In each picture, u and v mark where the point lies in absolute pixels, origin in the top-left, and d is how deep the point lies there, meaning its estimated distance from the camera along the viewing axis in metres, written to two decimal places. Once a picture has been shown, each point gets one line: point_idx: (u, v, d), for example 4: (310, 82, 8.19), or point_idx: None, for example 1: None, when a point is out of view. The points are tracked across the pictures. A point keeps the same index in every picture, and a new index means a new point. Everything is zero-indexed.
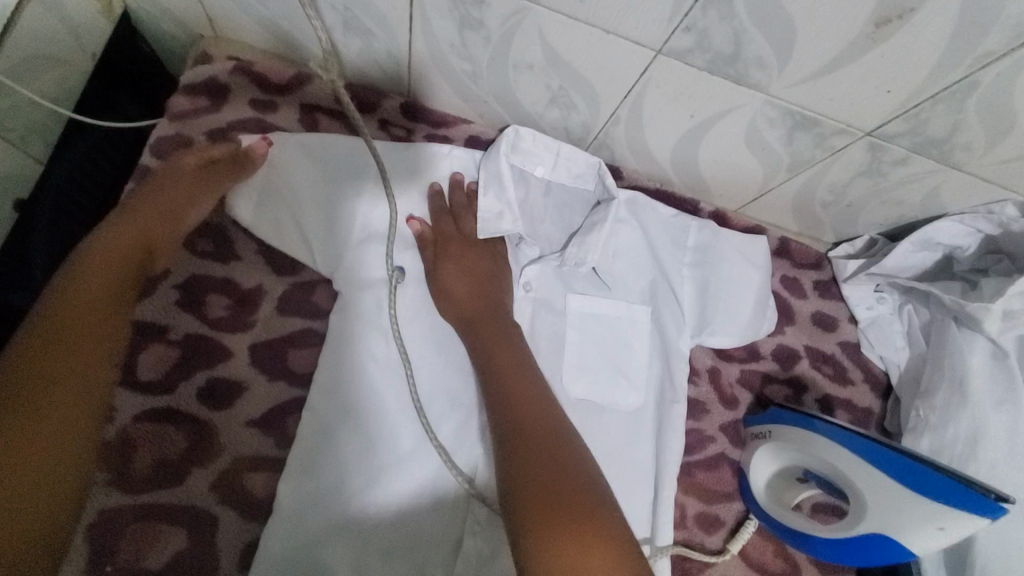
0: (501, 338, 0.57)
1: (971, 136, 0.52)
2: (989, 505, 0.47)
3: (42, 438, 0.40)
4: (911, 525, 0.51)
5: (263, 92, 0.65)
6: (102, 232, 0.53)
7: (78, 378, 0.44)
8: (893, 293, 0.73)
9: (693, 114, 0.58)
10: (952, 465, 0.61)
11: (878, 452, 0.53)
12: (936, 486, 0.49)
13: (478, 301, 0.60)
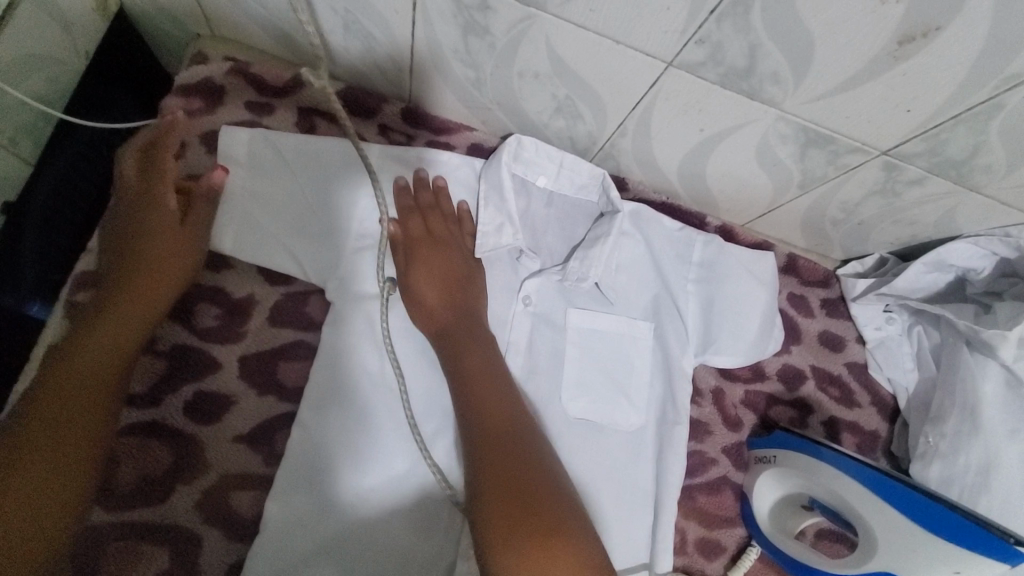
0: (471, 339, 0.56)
1: (992, 158, 0.50)
2: (1010, 551, 0.45)
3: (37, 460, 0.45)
4: (925, 567, 0.49)
5: (259, 94, 0.63)
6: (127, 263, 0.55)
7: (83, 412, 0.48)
8: (903, 314, 0.71)
9: (703, 128, 0.56)
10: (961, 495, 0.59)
11: (890, 486, 0.51)
12: (949, 526, 0.48)
13: (450, 310, 0.58)
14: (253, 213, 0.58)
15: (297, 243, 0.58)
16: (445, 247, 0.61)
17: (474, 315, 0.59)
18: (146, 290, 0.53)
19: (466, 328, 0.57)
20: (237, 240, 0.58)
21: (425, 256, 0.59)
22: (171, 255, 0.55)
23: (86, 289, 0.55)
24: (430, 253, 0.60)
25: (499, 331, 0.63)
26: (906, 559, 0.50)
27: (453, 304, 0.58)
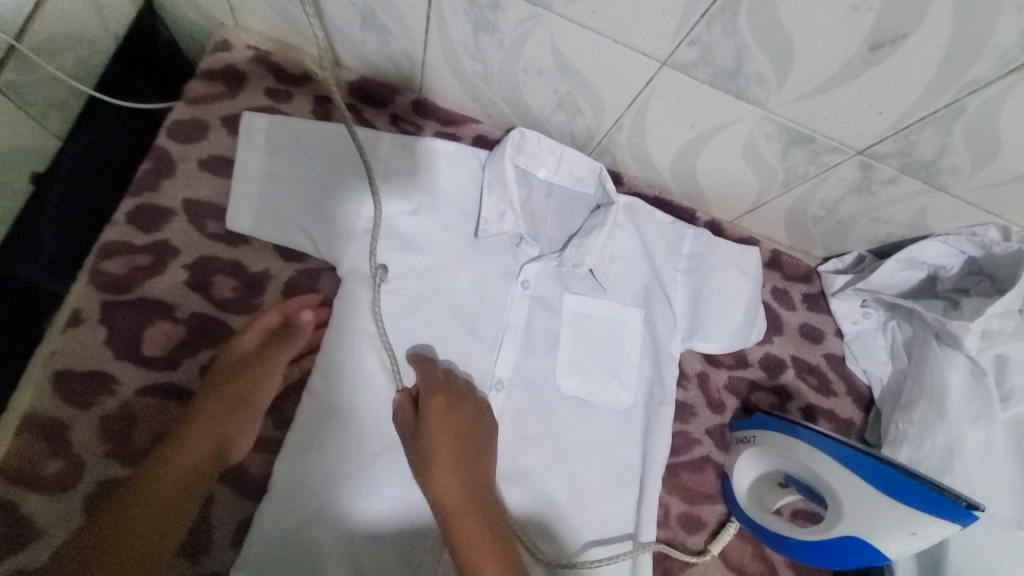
0: (453, 425, 0.56)
1: (957, 160, 0.54)
2: (963, 512, 0.49)
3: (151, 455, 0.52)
4: (884, 528, 0.53)
5: (278, 82, 0.67)
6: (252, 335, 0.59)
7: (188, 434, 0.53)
8: (879, 309, 0.75)
9: (695, 125, 0.60)
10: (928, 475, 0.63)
11: (857, 459, 0.56)
12: (909, 492, 0.52)
13: (464, 490, 0.53)
14: (265, 192, 0.61)
15: (309, 222, 0.61)
16: (460, 405, 0.58)
17: (485, 484, 0.54)
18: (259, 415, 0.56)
19: (476, 494, 0.53)
20: (247, 215, 0.60)
21: (444, 450, 0.54)
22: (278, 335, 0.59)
23: (111, 257, 0.57)
24: (446, 406, 0.56)
25: (498, 313, 0.66)
26: (869, 522, 0.54)
27: (472, 487, 0.53)
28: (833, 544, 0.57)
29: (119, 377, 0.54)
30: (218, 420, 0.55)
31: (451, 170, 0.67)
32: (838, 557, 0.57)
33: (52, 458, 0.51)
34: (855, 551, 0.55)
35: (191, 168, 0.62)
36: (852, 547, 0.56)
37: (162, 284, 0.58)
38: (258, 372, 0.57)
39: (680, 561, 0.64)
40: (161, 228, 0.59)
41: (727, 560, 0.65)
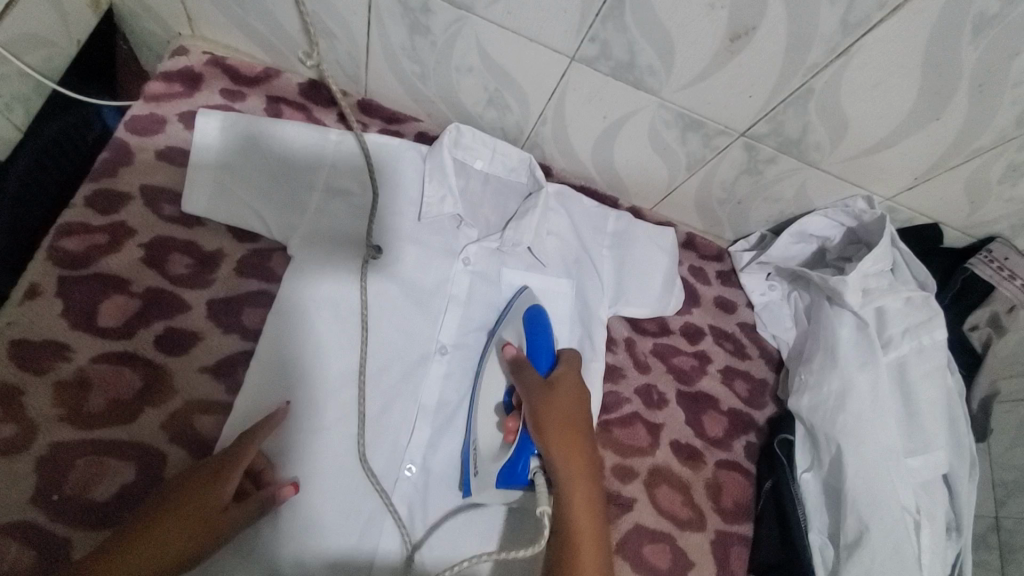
0: (569, 390, 0.61)
1: (819, 136, 0.65)
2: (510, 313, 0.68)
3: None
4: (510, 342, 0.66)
5: (233, 84, 0.73)
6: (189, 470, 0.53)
7: (145, 555, 0.47)
8: (783, 282, 0.85)
9: (606, 115, 0.69)
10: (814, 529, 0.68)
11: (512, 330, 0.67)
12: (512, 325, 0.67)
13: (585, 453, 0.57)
14: (219, 180, 0.66)
15: (259, 203, 0.66)
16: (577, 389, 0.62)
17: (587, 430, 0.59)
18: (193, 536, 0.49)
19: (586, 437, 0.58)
20: (205, 201, 0.65)
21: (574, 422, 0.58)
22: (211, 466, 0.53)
23: (68, 236, 0.61)
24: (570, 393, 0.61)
25: (441, 287, 0.72)
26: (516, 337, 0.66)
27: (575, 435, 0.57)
28: (538, 326, 0.66)
29: (75, 346, 0.58)
30: (179, 531, 0.49)
31: (394, 162, 0.73)
32: (541, 343, 0.64)
33: (5, 421, 0.54)
34: (533, 324, 0.66)
35: (148, 158, 0.67)
36: (538, 324, 0.66)
37: (121, 260, 0.62)
38: (206, 503, 0.51)
39: (615, 510, 0.69)
40: (119, 210, 0.64)
41: (658, 507, 0.71)
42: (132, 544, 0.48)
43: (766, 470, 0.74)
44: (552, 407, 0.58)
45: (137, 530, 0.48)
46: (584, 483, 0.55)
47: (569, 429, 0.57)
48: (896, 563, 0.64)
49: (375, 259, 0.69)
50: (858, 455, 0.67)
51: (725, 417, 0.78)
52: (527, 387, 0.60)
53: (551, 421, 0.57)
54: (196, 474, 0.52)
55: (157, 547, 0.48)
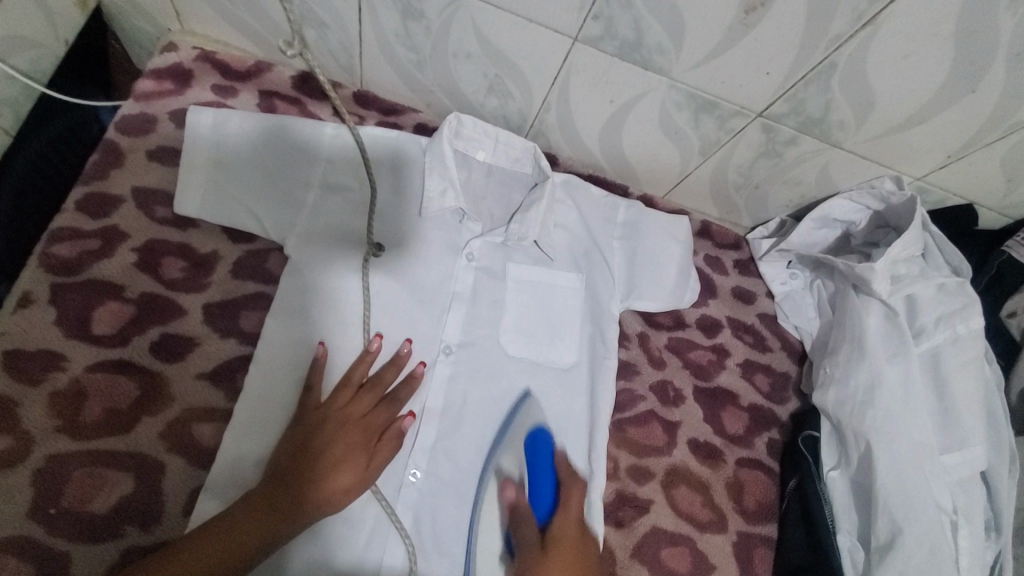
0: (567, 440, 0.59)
1: (842, 114, 0.61)
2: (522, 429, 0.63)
3: (292, 497, 0.52)
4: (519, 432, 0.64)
5: (224, 79, 0.71)
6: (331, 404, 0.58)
7: (315, 476, 0.53)
8: (805, 270, 0.81)
9: (612, 99, 0.66)
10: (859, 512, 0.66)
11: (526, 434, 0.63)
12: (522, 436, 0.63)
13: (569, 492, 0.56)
14: (212, 180, 0.64)
15: (254, 202, 0.64)
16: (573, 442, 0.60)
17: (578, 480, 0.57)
18: (352, 467, 0.55)
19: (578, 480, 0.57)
20: (198, 201, 0.63)
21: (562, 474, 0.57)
22: (367, 411, 0.59)
23: (61, 241, 0.60)
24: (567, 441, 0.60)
25: (445, 285, 0.69)
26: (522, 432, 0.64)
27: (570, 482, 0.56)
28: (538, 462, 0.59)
29: (69, 355, 0.56)
30: (351, 463, 0.55)
31: (393, 156, 0.70)
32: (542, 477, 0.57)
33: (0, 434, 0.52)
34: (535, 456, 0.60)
35: (140, 158, 0.65)
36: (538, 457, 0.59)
37: (114, 266, 0.60)
38: (359, 438, 0.57)
39: (631, 512, 0.66)
40: (111, 214, 0.62)
41: (677, 508, 0.68)
42: (300, 465, 0.54)
43: (790, 468, 0.71)
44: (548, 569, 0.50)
45: (305, 452, 0.54)
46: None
47: (570, 549, 0.52)
48: (930, 567, 0.60)
49: (376, 257, 0.66)
50: (889, 454, 0.63)
51: (746, 413, 0.74)
52: (522, 550, 0.53)
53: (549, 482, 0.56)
54: (351, 412, 0.58)
55: (334, 475, 0.54)
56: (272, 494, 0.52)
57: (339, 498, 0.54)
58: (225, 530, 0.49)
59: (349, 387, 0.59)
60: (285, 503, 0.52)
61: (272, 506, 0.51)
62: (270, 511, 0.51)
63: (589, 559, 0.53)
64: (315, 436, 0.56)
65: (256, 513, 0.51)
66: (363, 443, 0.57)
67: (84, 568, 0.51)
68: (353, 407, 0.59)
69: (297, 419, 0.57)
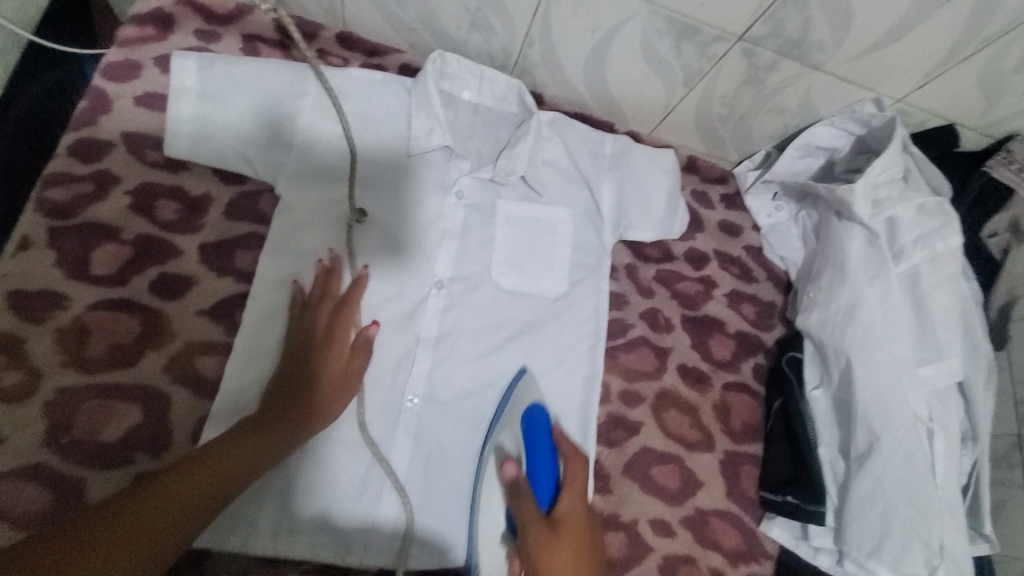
0: (582, 538, 0.51)
1: (822, 33, 0.61)
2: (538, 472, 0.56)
3: (285, 423, 0.54)
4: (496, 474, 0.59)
5: (205, 23, 0.71)
6: (315, 332, 0.60)
7: (306, 404, 0.56)
8: (790, 202, 0.82)
9: (594, 30, 0.66)
10: (842, 422, 0.68)
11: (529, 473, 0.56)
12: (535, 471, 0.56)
13: (571, 544, 0.50)
14: (198, 121, 0.64)
15: (243, 145, 0.65)
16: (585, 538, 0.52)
17: (584, 537, 0.52)
18: (339, 395, 0.58)
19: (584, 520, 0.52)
20: (187, 145, 0.64)
21: (565, 546, 0.50)
22: (347, 342, 0.60)
23: (54, 186, 0.61)
24: (573, 539, 0.51)
25: (436, 223, 0.70)
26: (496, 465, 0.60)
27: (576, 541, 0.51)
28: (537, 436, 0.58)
29: (72, 295, 0.58)
30: (338, 390, 0.58)
31: (377, 96, 0.70)
32: (541, 453, 0.56)
33: (10, 369, 0.54)
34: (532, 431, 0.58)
35: (126, 104, 0.66)
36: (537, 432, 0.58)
37: (110, 209, 0.62)
38: (344, 364, 0.59)
39: (623, 433, 0.69)
40: (102, 158, 0.63)
41: (666, 430, 0.70)
42: (291, 393, 0.56)
43: (775, 390, 0.73)
44: (557, 564, 0.48)
45: (295, 379, 0.57)
46: None
47: (572, 533, 0.51)
48: (906, 471, 0.63)
49: (360, 223, 0.66)
50: (869, 368, 0.66)
51: (732, 340, 0.77)
52: (527, 530, 0.51)
53: (542, 554, 0.49)
54: (335, 340, 0.60)
55: (326, 402, 0.57)
56: (268, 423, 0.54)
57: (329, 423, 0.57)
58: (223, 453, 0.50)
59: (326, 311, 0.61)
60: (283, 424, 0.54)
61: (268, 434, 0.53)
62: (268, 436, 0.53)
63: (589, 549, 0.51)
64: (304, 359, 0.58)
65: (251, 441, 0.52)
66: (345, 370, 0.59)
67: (99, 491, 0.53)
68: (337, 334, 0.60)
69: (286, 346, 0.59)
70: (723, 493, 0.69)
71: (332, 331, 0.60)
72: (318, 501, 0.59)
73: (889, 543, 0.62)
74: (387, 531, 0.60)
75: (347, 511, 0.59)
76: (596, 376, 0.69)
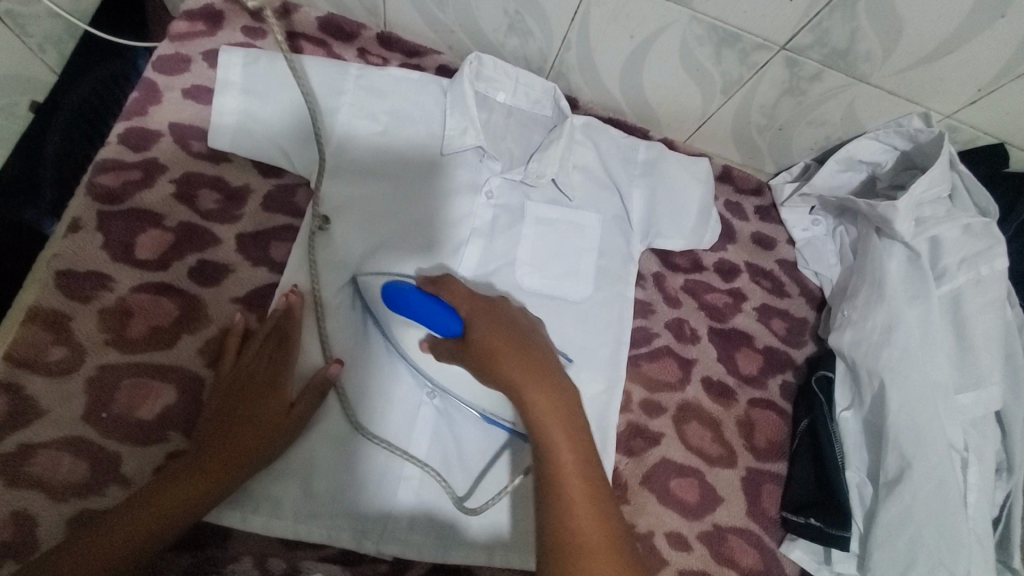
0: (506, 320, 0.57)
1: (869, 44, 0.60)
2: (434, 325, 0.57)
3: (214, 451, 0.53)
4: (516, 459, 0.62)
5: (252, 20, 0.73)
6: (243, 356, 0.59)
7: (234, 429, 0.54)
8: (828, 217, 0.80)
9: (633, 34, 0.66)
10: (872, 446, 0.66)
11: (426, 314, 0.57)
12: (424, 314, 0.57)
13: (490, 315, 0.57)
14: (241, 115, 0.66)
15: (283, 138, 0.66)
16: (495, 308, 0.58)
17: (505, 311, 0.58)
18: (266, 417, 0.56)
19: (497, 309, 0.58)
20: (228, 138, 0.66)
21: (480, 324, 0.56)
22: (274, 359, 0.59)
23: (105, 172, 0.64)
24: (478, 310, 0.57)
25: (463, 221, 0.71)
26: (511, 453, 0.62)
27: (501, 325, 0.56)
28: (405, 295, 0.58)
29: (116, 277, 0.61)
30: (269, 413, 0.56)
31: (414, 95, 0.71)
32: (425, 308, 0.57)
33: (55, 345, 0.57)
34: (398, 300, 0.58)
35: (175, 96, 0.68)
36: (403, 297, 0.58)
37: (155, 196, 0.64)
38: (267, 383, 0.57)
39: (642, 444, 0.68)
40: (150, 148, 0.66)
41: (687, 443, 0.69)
42: (222, 421, 0.55)
43: (803, 409, 0.71)
44: (530, 409, 0.50)
45: (220, 404, 0.56)
46: (561, 433, 0.49)
47: (526, 369, 0.52)
48: (937, 501, 0.61)
49: (324, 229, 0.65)
50: (903, 391, 0.64)
51: (761, 355, 0.75)
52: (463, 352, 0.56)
53: (473, 339, 0.55)
54: (261, 364, 0.58)
55: (253, 425, 0.55)
56: (202, 456, 0.53)
57: (261, 449, 0.55)
58: (156, 499, 0.50)
59: (271, 340, 0.59)
60: (220, 453, 0.53)
61: (195, 466, 0.52)
62: (201, 469, 0.52)
63: (572, 413, 0.51)
64: (230, 385, 0.57)
65: (187, 478, 0.52)
66: (269, 384, 0.58)
67: (132, 466, 0.55)
68: (261, 357, 0.59)
69: (232, 369, 0.59)
70: (743, 511, 0.68)
71: (257, 354, 0.59)
72: (338, 494, 0.60)
73: (915, 574, 0.60)
74: (402, 531, 0.60)
75: (364, 506, 0.60)
76: (617, 383, 0.69)
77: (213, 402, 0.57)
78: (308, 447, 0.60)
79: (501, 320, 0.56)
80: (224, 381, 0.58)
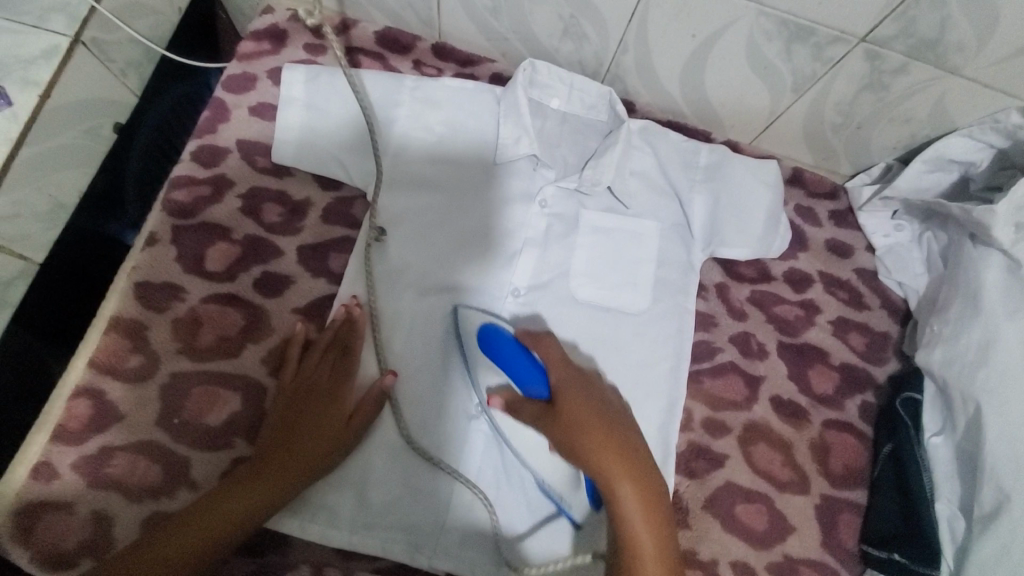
0: (600, 405, 0.54)
1: (963, 33, 0.54)
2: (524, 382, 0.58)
3: (276, 461, 0.55)
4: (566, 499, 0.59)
5: (314, 37, 0.75)
6: (303, 367, 0.61)
7: (294, 440, 0.56)
8: (913, 222, 0.73)
9: (694, 33, 0.62)
10: (968, 478, 0.59)
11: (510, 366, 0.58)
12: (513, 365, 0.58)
13: (588, 400, 0.55)
14: (302, 131, 0.68)
15: (341, 151, 0.68)
16: (600, 396, 0.55)
17: (601, 392, 0.56)
18: (324, 427, 0.57)
19: (593, 391, 0.56)
20: (289, 153, 0.68)
21: (585, 411, 0.53)
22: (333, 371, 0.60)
23: (179, 188, 0.67)
24: (582, 395, 0.55)
25: (517, 230, 0.70)
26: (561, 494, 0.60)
27: (605, 415, 0.54)
28: (500, 344, 0.59)
29: (188, 288, 0.64)
30: (327, 424, 0.57)
31: (468, 105, 0.71)
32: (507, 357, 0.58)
33: (133, 353, 0.61)
34: (491, 347, 0.59)
35: (243, 113, 0.71)
36: (497, 345, 0.59)
37: (224, 211, 0.67)
38: (326, 395, 0.58)
39: (704, 465, 0.65)
40: (219, 164, 0.69)
41: (754, 466, 0.65)
42: (283, 431, 0.56)
43: (886, 433, 0.65)
44: (601, 465, 0.51)
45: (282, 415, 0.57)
46: (651, 542, 0.49)
47: (634, 483, 0.50)
48: None
49: (380, 240, 0.66)
50: (1005, 418, 0.57)
51: (837, 372, 0.70)
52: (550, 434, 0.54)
53: (570, 429, 0.53)
54: (321, 375, 0.60)
55: (312, 436, 0.56)
56: (265, 465, 0.54)
57: (320, 460, 0.55)
58: (222, 506, 0.52)
59: (330, 352, 0.61)
60: (281, 463, 0.54)
61: (258, 475, 0.54)
62: (263, 478, 0.54)
63: (666, 532, 0.50)
64: (291, 396, 0.59)
65: (250, 486, 0.53)
66: (327, 395, 0.59)
67: (201, 470, 0.58)
68: (322, 368, 0.60)
69: (292, 380, 0.60)
70: (817, 542, 0.63)
71: (317, 366, 0.60)
72: (391, 506, 0.60)
73: None
74: (454, 545, 0.60)
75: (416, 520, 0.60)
76: (678, 399, 0.66)
77: (275, 411, 0.59)
78: (363, 459, 0.60)
79: (606, 408, 0.54)
80: (286, 391, 0.59)
